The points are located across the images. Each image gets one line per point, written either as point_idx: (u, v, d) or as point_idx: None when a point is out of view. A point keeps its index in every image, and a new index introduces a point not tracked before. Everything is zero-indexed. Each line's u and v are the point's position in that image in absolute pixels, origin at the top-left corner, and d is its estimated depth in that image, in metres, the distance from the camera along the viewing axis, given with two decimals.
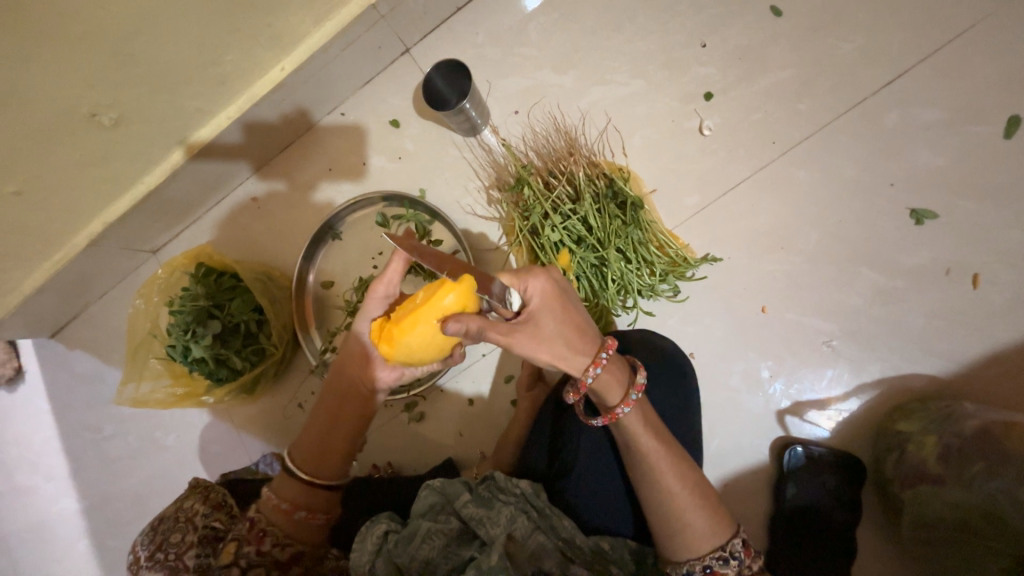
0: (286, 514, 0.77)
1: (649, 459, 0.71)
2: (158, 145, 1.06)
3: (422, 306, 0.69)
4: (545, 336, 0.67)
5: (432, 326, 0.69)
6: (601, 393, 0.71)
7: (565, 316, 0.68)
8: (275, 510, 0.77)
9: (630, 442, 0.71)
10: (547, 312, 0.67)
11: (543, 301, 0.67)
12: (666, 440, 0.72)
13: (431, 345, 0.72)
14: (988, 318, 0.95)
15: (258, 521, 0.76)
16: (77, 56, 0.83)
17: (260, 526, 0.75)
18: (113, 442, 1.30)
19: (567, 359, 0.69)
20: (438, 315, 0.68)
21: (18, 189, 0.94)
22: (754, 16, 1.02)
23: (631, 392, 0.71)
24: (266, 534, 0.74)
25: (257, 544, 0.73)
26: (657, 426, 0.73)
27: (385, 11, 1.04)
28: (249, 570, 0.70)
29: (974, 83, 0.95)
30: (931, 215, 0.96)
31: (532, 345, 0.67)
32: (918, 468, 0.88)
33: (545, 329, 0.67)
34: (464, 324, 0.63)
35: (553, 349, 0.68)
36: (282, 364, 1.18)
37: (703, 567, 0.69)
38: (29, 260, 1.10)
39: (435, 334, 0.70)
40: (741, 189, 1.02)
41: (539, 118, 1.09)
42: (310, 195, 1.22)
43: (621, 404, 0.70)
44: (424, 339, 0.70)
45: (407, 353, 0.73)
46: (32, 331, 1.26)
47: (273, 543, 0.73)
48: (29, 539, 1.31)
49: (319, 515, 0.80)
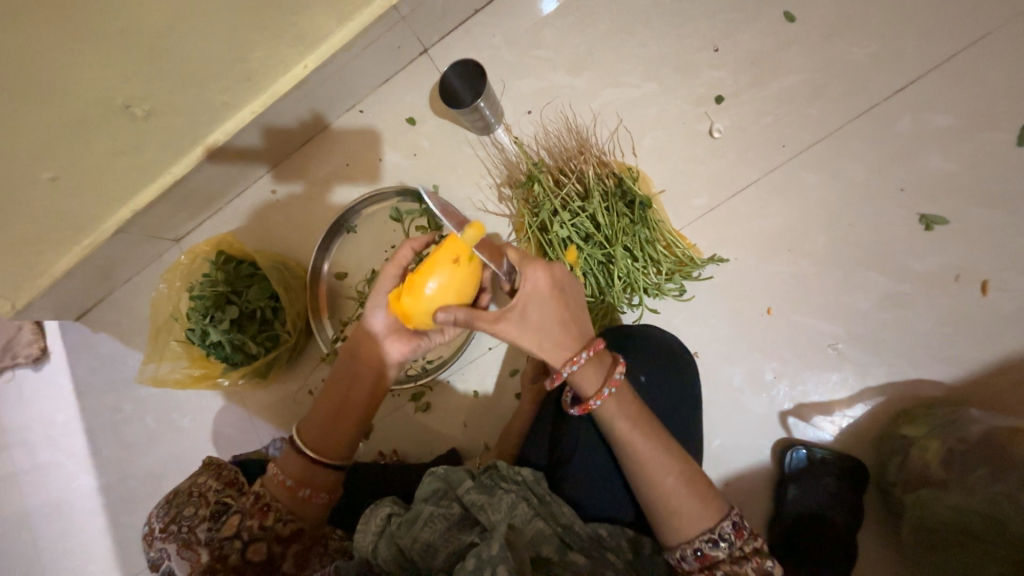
0: (290, 491, 0.79)
1: (631, 448, 0.72)
2: (186, 138, 1.11)
3: (439, 248, 0.75)
4: (529, 324, 0.70)
5: (452, 266, 0.74)
6: (576, 385, 0.73)
7: (554, 308, 0.71)
8: (279, 485, 0.79)
9: (614, 433, 0.73)
10: (537, 301, 0.70)
11: (535, 291, 0.70)
12: (648, 428, 0.73)
13: (456, 286, 0.74)
14: (997, 325, 0.94)
15: (263, 496, 0.78)
16: (115, 49, 0.88)
17: (265, 500, 0.77)
18: (132, 422, 1.35)
19: (547, 349, 0.71)
20: (457, 253, 0.74)
21: (54, 174, 1.00)
22: (768, 22, 1.03)
23: (605, 386, 0.72)
24: (270, 509, 0.76)
25: (260, 519, 0.75)
26: (638, 415, 0.73)
27: (405, 12, 1.09)
28: (251, 544, 0.73)
29: (989, 90, 0.95)
30: (940, 221, 0.96)
31: (515, 329, 0.70)
32: (921, 472, 0.88)
33: (530, 319, 0.70)
34: (453, 314, 0.70)
35: (534, 338, 0.71)
36: (295, 351, 1.21)
37: (693, 551, 0.70)
38: (60, 244, 1.15)
39: (456, 274, 0.74)
40: (748, 192, 1.03)
41: (551, 118, 1.12)
42: (327, 189, 1.26)
43: (594, 396, 0.72)
44: (447, 278, 0.74)
45: (432, 302, 0.74)
46: (59, 314, 1.31)
47: (276, 518, 0.76)
48: (47, 514, 1.36)
49: (320, 494, 0.81)
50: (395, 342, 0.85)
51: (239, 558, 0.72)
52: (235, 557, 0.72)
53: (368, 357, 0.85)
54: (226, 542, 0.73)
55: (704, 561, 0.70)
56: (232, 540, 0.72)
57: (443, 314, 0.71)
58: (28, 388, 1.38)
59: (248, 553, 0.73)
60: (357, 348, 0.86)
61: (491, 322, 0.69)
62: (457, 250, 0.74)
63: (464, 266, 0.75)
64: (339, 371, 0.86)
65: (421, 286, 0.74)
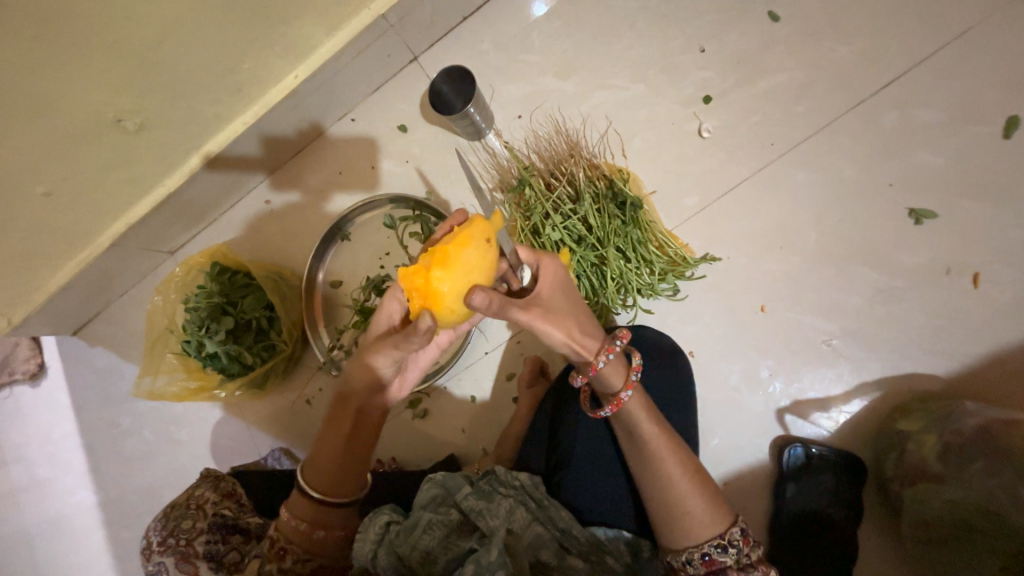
0: (306, 534, 0.75)
1: (647, 443, 0.72)
2: (179, 150, 1.11)
3: (470, 226, 0.69)
4: (560, 316, 0.69)
5: (483, 245, 0.68)
6: (604, 380, 0.72)
7: (574, 301, 0.72)
8: (293, 529, 0.75)
9: (628, 429, 0.74)
10: (559, 294, 0.70)
11: (556, 284, 0.71)
12: (666, 427, 0.74)
13: (485, 267, 0.69)
14: (989, 318, 0.94)
15: (277, 539, 0.75)
16: (105, 63, 0.89)
17: (280, 545, 0.74)
18: (130, 435, 1.34)
19: (581, 340, 0.70)
20: (487, 234, 0.69)
21: (47, 190, 1.01)
22: (753, 22, 1.04)
23: (631, 374, 0.73)
24: (286, 553, 0.74)
25: (278, 563, 0.73)
26: (657, 414, 0.75)
27: (394, 20, 1.09)
28: None
29: (972, 83, 0.96)
30: (929, 215, 0.96)
31: (548, 323, 0.67)
32: (918, 466, 0.88)
33: (559, 310, 0.69)
34: (488, 299, 0.62)
35: (568, 329, 0.69)
36: (292, 361, 1.21)
37: (701, 555, 0.69)
38: (55, 259, 1.16)
39: (486, 256, 0.69)
40: (738, 190, 1.03)
41: (541, 122, 1.13)
42: (321, 198, 1.26)
43: (625, 387, 0.72)
44: (480, 257, 0.67)
45: (466, 279, 0.67)
46: (55, 329, 1.31)
47: (294, 560, 0.73)
48: (46, 531, 1.35)
49: (339, 530, 0.78)
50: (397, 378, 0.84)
51: None
52: None
53: (366, 398, 0.81)
54: None
55: (710, 566, 0.69)
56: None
57: (478, 294, 0.61)
58: (25, 404, 1.38)
59: None
60: (352, 393, 0.80)
61: (525, 316, 0.66)
62: (489, 231, 0.70)
63: (491, 251, 0.70)
64: (332, 416, 0.81)
65: (453, 264, 0.66)
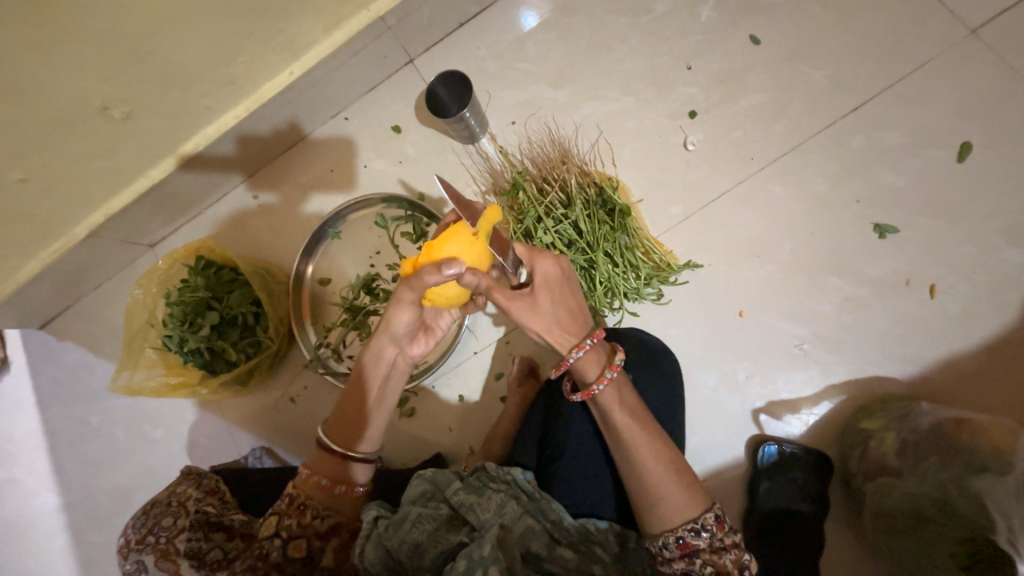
0: (326, 490, 0.79)
1: (623, 433, 0.75)
2: (167, 141, 1.09)
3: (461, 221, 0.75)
4: (540, 311, 0.74)
5: (470, 238, 0.73)
6: (579, 371, 0.75)
7: (562, 298, 0.75)
8: (314, 485, 0.79)
9: (607, 420, 0.76)
10: (547, 289, 0.75)
11: (546, 278, 0.75)
12: (643, 418, 0.76)
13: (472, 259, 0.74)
14: (945, 326, 1.02)
15: (297, 496, 0.78)
16: (94, 50, 0.87)
17: (299, 500, 0.77)
18: (100, 433, 1.29)
19: (555, 334, 0.75)
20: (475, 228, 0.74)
21: (23, 176, 0.97)
22: (735, 43, 1.10)
23: (607, 370, 0.75)
24: (307, 508, 0.77)
25: (298, 517, 0.76)
26: (635, 407, 0.77)
27: (392, 23, 1.11)
28: (291, 541, 0.75)
29: (930, 111, 1.04)
30: (892, 229, 1.04)
31: (526, 313, 0.74)
32: (879, 462, 0.95)
33: (541, 305, 0.74)
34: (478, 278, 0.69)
35: (544, 323, 0.74)
36: (277, 358, 1.20)
37: (676, 539, 0.72)
38: (27, 249, 1.11)
39: (472, 247, 0.74)
40: (721, 202, 1.09)
41: (535, 129, 1.16)
42: (311, 196, 1.26)
43: (597, 380, 0.75)
44: (463, 249, 0.72)
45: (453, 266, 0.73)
46: (22, 321, 1.25)
47: (314, 516, 0.76)
48: (5, 534, 1.29)
49: (358, 486, 0.82)
50: (417, 341, 0.85)
51: (280, 555, 0.74)
52: (275, 554, 0.73)
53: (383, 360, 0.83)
54: (267, 542, 0.74)
55: (684, 548, 0.72)
56: (273, 537, 0.74)
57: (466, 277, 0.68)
58: None
59: (288, 550, 0.74)
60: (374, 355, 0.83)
61: (504, 307, 0.74)
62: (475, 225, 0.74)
63: (482, 242, 0.74)
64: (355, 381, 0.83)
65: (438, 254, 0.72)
